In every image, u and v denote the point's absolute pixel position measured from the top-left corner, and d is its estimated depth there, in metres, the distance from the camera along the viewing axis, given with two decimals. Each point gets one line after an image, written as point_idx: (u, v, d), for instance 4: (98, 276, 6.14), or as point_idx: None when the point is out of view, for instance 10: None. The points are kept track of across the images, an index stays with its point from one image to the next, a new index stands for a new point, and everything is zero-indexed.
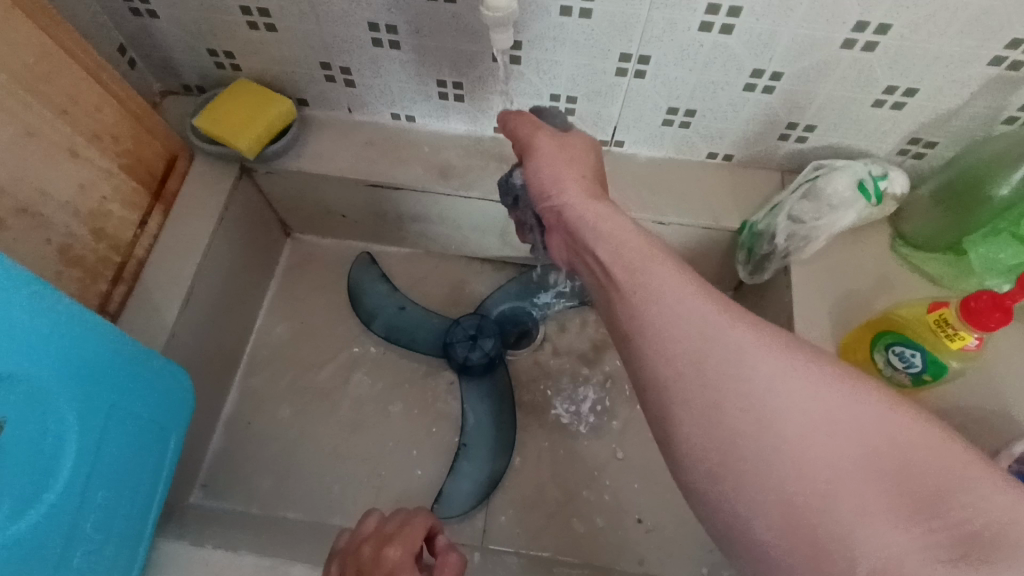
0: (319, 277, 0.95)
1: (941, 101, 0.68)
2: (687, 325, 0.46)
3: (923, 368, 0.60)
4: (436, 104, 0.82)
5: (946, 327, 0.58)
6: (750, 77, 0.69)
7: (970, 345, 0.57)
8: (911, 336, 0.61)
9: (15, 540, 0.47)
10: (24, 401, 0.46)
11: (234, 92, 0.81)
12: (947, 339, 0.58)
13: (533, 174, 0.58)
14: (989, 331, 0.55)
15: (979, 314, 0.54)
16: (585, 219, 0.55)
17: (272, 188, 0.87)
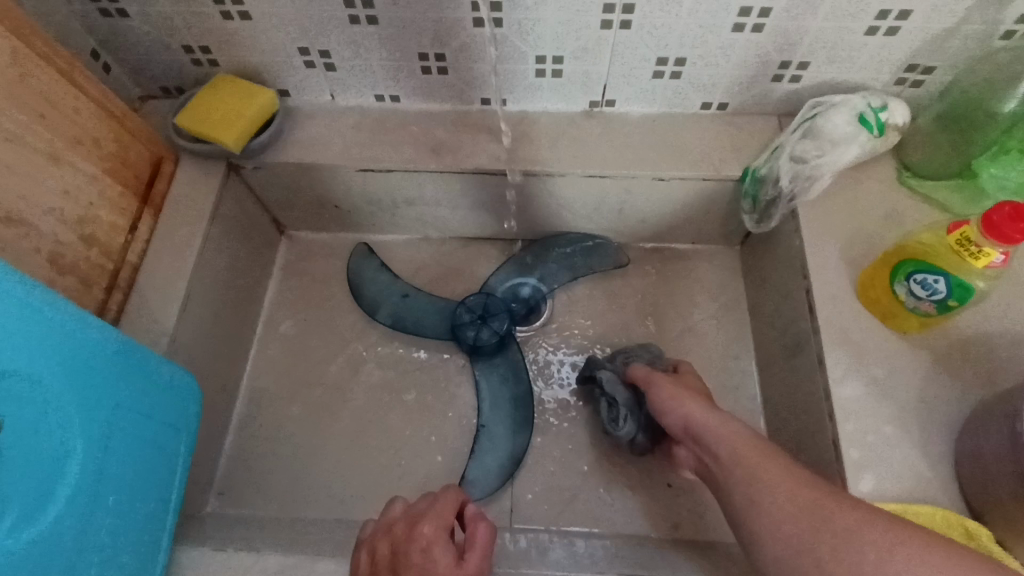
0: (319, 273, 0.93)
1: (935, 22, 0.66)
2: (743, 453, 0.55)
3: (947, 293, 0.58)
4: (421, 80, 0.80)
5: (968, 246, 0.55)
6: (738, 17, 0.67)
7: (996, 262, 0.54)
8: (934, 262, 0.59)
9: (29, 543, 0.46)
10: (26, 398, 0.46)
11: (215, 88, 0.79)
12: (971, 258, 0.55)
13: (654, 388, 0.66)
14: (1014, 244, 0.52)
15: (1000, 226, 0.52)
16: (700, 423, 0.60)
17: (261, 184, 0.86)
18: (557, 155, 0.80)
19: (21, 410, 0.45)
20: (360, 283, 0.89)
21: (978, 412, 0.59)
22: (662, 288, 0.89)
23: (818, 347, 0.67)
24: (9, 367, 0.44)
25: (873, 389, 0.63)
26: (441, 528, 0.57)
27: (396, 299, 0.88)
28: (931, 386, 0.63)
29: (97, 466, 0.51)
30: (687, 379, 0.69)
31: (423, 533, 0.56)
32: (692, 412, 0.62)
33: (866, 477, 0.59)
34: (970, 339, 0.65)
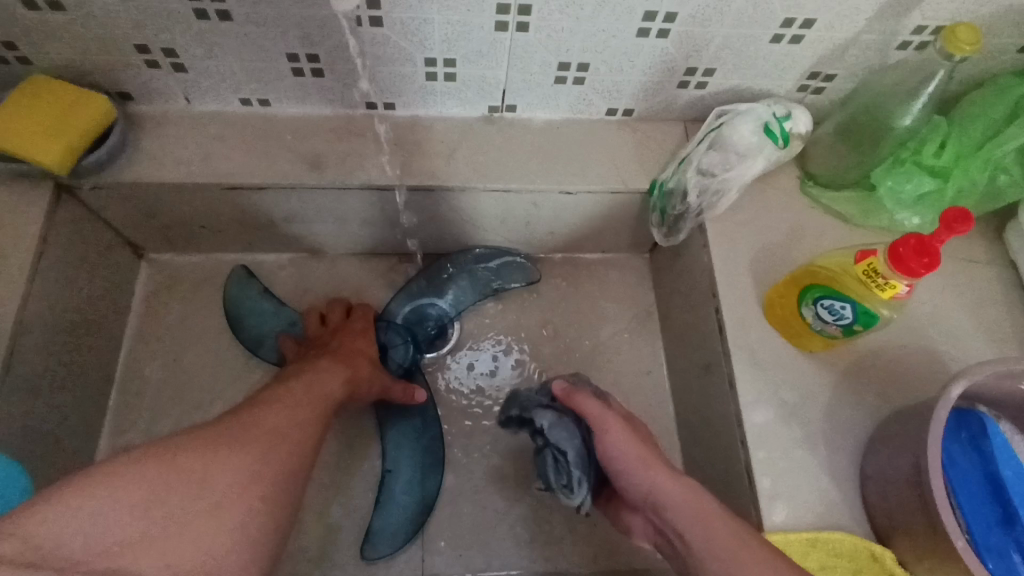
0: (190, 301, 0.82)
1: (837, 31, 0.64)
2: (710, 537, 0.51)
3: (853, 319, 0.57)
4: (293, 82, 0.69)
5: (875, 276, 0.54)
6: (642, 22, 0.62)
7: (901, 293, 0.53)
8: (840, 289, 0.58)
9: None
10: None
11: (27, 93, 0.64)
12: (877, 289, 0.54)
13: (618, 446, 0.59)
14: (918, 278, 0.50)
15: (905, 260, 0.50)
16: (671, 499, 0.54)
17: (105, 206, 0.72)
18: (456, 168, 0.72)
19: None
20: (238, 313, 0.80)
21: (878, 432, 0.60)
22: (574, 302, 0.85)
23: (729, 370, 0.65)
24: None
25: (781, 415, 0.63)
26: (362, 349, 0.71)
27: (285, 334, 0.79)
28: (836, 406, 0.63)
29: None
30: (642, 429, 0.63)
31: (350, 349, 0.70)
32: (654, 479, 0.56)
33: (777, 506, 0.59)
34: (871, 355, 0.65)
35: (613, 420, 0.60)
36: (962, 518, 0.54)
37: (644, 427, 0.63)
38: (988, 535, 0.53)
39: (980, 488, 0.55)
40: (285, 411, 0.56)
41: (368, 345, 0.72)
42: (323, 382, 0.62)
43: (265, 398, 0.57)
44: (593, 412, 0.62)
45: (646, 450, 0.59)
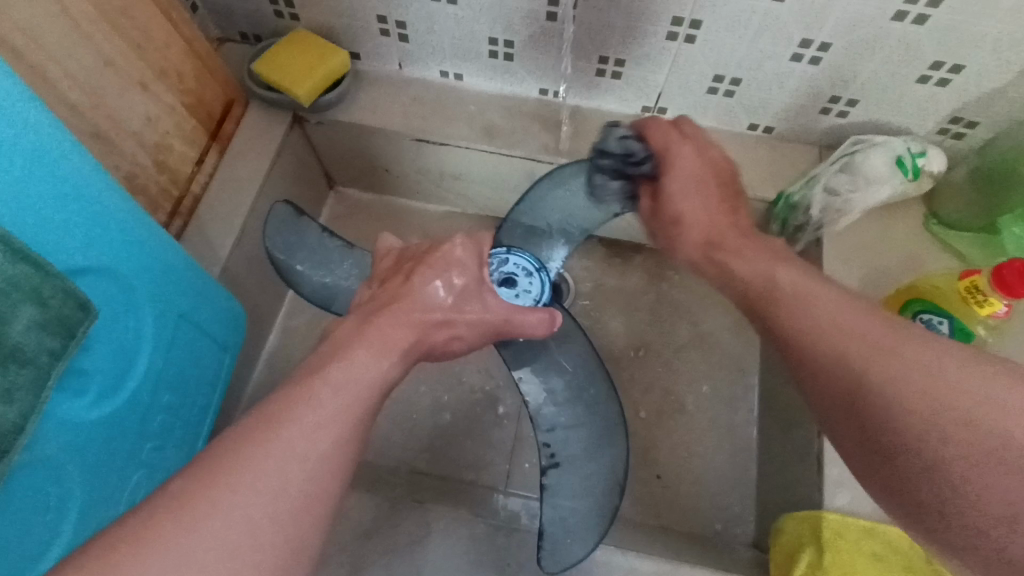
0: (360, 229, 0.99)
1: (985, 81, 0.69)
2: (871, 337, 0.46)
3: (950, 336, 0.62)
4: (486, 62, 0.84)
5: (975, 293, 0.60)
6: (798, 48, 0.70)
7: (999, 312, 0.60)
8: (943, 307, 0.63)
9: (92, 424, 0.50)
10: (103, 286, 0.50)
11: (292, 41, 0.83)
12: (976, 305, 0.60)
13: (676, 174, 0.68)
14: (1017, 297, 0.57)
15: (1010, 282, 0.57)
16: (803, 304, 0.51)
17: (320, 139, 0.91)
18: None
19: (110, 299, 0.51)
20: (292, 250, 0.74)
21: None
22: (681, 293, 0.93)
23: None
24: (98, 263, 0.49)
25: None
26: (436, 296, 0.58)
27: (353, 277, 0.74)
28: None
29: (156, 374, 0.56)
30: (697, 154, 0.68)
31: (420, 292, 0.58)
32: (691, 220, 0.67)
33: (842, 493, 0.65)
34: None
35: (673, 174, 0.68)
36: None
37: (692, 151, 0.68)
38: None
39: None
40: (333, 409, 0.45)
41: (457, 277, 0.60)
42: (382, 356, 0.51)
43: (303, 399, 0.44)
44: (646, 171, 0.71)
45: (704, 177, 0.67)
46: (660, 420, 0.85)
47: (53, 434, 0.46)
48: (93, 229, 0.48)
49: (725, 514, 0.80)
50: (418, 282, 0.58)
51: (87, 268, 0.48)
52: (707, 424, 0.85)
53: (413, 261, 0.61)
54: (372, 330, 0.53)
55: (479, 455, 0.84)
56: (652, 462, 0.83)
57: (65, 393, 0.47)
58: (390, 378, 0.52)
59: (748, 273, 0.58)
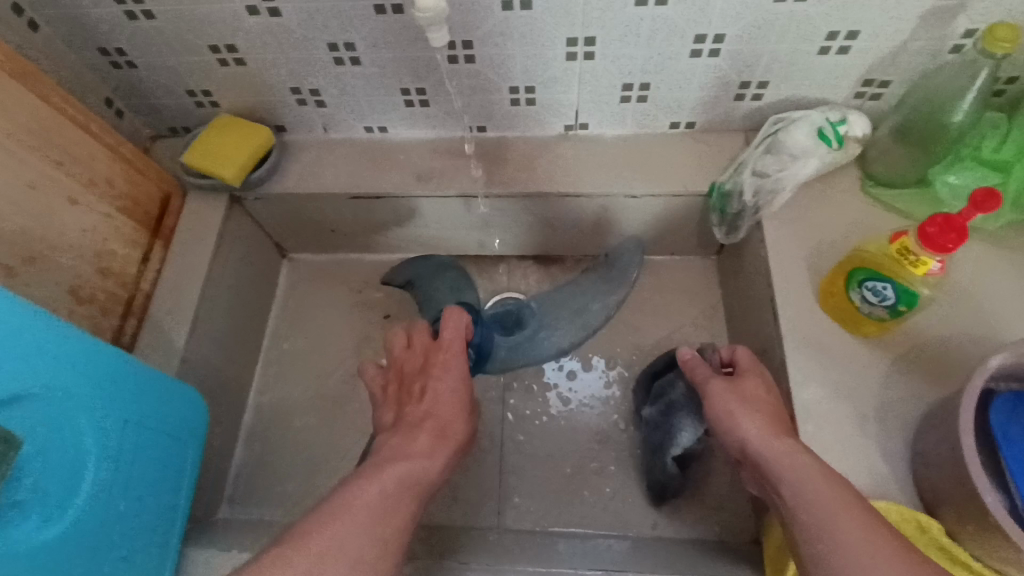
0: (317, 293, 1.00)
1: (883, 41, 0.69)
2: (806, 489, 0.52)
3: (895, 299, 0.63)
4: (405, 112, 0.85)
5: (907, 255, 0.60)
6: (694, 43, 0.71)
7: (934, 269, 0.59)
8: (884, 271, 0.64)
9: (34, 547, 0.52)
10: (35, 411, 0.53)
11: (216, 128, 0.86)
12: (911, 266, 0.60)
13: (711, 403, 0.63)
14: (946, 253, 0.57)
15: (934, 238, 0.57)
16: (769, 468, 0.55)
17: (262, 213, 0.92)
18: (534, 177, 0.84)
19: (40, 417, 0.53)
20: None
21: (932, 413, 0.63)
22: (641, 298, 0.93)
23: (781, 352, 0.70)
24: (20, 389, 0.52)
25: (829, 392, 0.67)
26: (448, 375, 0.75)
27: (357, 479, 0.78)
28: (889, 385, 0.67)
29: (107, 480, 0.58)
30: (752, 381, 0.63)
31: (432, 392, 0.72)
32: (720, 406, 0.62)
33: None
34: (925, 342, 0.68)
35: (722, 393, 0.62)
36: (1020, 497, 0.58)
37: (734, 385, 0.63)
38: None
39: None
40: (384, 492, 0.59)
41: (454, 379, 0.73)
42: (429, 464, 0.65)
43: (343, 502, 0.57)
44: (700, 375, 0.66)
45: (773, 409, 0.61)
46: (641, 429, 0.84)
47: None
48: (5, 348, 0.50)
49: (721, 515, 0.78)
50: (434, 388, 0.72)
51: (9, 398, 0.51)
52: None
53: (420, 378, 0.73)
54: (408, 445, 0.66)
55: (467, 498, 0.83)
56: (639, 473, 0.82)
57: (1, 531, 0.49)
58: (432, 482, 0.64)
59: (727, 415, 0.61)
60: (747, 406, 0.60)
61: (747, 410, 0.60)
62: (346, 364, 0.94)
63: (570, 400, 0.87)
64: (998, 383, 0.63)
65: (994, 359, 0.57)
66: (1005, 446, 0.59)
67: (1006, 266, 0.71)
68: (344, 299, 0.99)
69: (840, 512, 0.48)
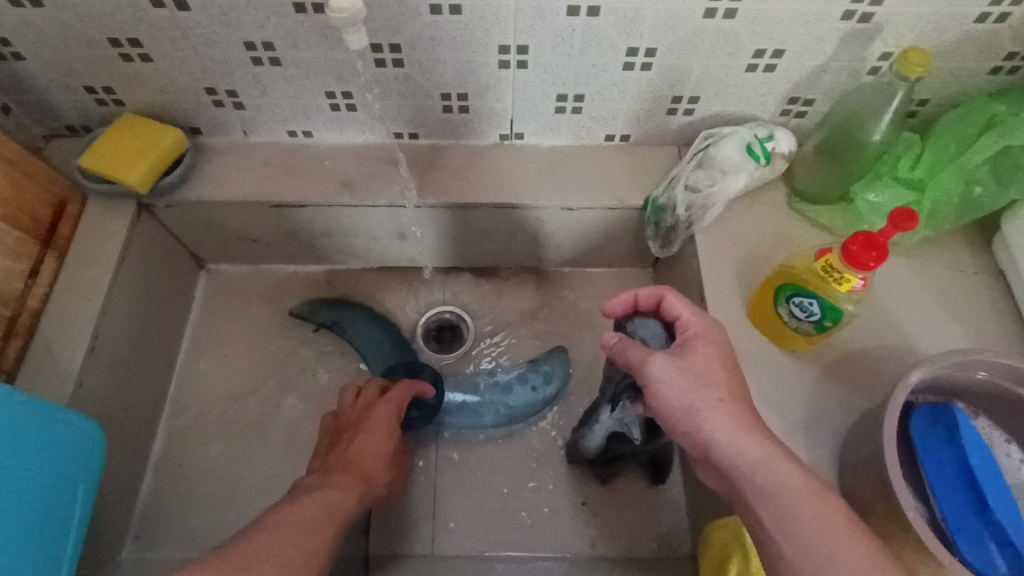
0: (239, 307, 0.93)
1: (806, 61, 0.70)
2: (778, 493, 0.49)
3: (821, 314, 0.64)
4: (330, 116, 0.81)
5: (832, 272, 0.61)
6: (627, 56, 0.70)
7: (857, 287, 0.60)
8: (810, 287, 0.65)
9: None
10: None
11: (119, 128, 0.79)
12: (835, 283, 0.61)
13: (659, 392, 0.55)
14: (868, 271, 0.58)
15: (858, 255, 0.57)
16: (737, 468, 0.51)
17: (174, 221, 0.85)
18: (467, 187, 0.82)
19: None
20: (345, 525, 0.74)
21: (856, 426, 0.64)
22: (578, 310, 0.92)
23: None
24: None
25: (759, 406, 0.67)
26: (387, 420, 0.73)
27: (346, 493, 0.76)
28: (815, 398, 0.68)
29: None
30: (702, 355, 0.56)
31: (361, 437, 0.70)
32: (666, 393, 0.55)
33: None
34: (850, 355, 0.70)
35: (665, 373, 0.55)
36: (937, 505, 0.60)
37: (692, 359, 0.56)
38: (968, 529, 0.59)
39: (952, 480, 0.60)
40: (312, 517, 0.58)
41: (379, 444, 0.70)
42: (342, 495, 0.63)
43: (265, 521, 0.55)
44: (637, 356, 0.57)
45: (726, 381, 0.55)
46: None
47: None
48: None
49: (659, 530, 0.78)
50: (361, 445, 0.70)
51: None
52: None
53: (351, 429, 0.72)
54: (335, 481, 0.65)
55: (399, 524, 0.79)
56: (575, 489, 0.80)
57: None
58: (354, 513, 0.63)
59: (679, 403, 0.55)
60: (701, 394, 0.54)
61: (705, 398, 0.53)
62: (271, 382, 0.89)
63: None
64: (917, 396, 0.66)
65: (913, 374, 0.58)
66: (923, 457, 0.62)
67: (922, 280, 0.74)
68: (269, 313, 0.93)
69: (804, 513, 0.48)
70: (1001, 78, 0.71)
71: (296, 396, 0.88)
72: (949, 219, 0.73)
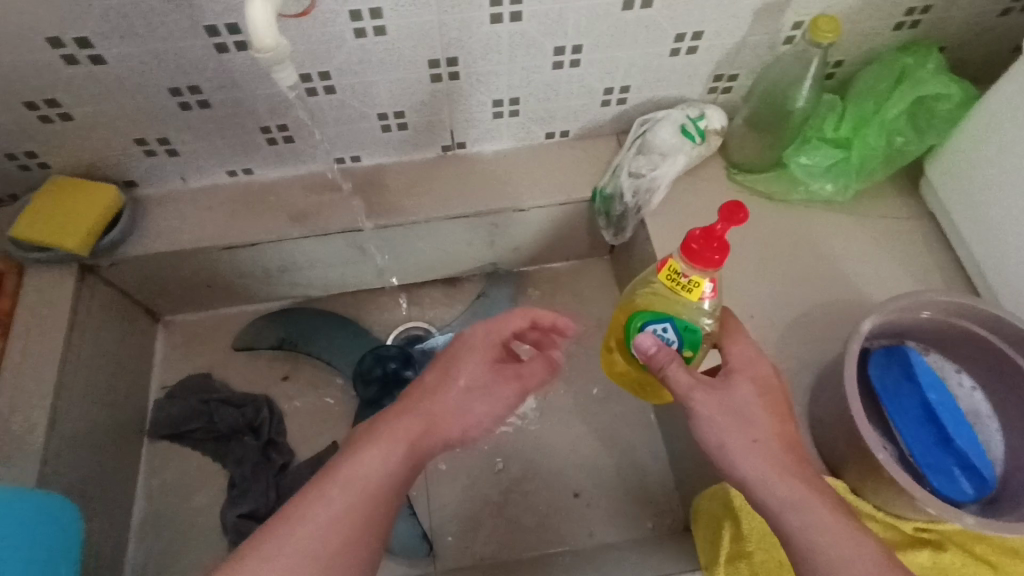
0: (204, 355, 0.91)
1: (725, 39, 0.73)
2: (804, 523, 0.49)
3: (678, 339, 0.59)
4: (269, 151, 0.80)
5: (677, 279, 0.57)
6: (555, 56, 0.72)
7: (706, 292, 0.57)
8: (661, 311, 0.60)
9: None
10: None
11: (49, 192, 0.76)
12: (684, 290, 0.57)
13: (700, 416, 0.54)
14: (713, 267, 0.55)
15: (700, 251, 0.54)
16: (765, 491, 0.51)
17: (122, 278, 0.83)
18: (415, 203, 0.82)
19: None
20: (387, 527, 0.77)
21: (820, 379, 0.67)
22: (545, 308, 0.93)
23: None
24: None
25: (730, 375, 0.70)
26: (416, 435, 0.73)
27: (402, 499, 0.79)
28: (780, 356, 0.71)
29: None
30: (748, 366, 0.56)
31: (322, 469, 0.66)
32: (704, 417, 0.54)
33: None
34: (808, 310, 0.73)
35: (701, 393, 0.54)
36: (905, 444, 0.63)
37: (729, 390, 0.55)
38: (935, 462, 0.62)
39: (916, 416, 0.64)
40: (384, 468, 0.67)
41: None
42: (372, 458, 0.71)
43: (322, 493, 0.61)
44: (682, 385, 0.55)
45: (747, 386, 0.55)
46: (565, 439, 0.84)
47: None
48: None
49: (653, 509, 0.80)
50: None
51: None
52: (608, 423, 0.85)
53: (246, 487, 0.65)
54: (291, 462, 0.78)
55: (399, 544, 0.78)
56: (567, 481, 0.82)
57: None
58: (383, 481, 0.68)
59: (732, 420, 0.53)
60: (745, 414, 0.53)
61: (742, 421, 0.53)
62: None
63: None
64: (870, 341, 0.69)
65: (867, 322, 0.62)
66: (886, 402, 0.65)
67: (862, 229, 0.78)
68: (235, 357, 0.91)
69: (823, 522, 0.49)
70: (905, 33, 0.75)
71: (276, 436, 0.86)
72: (879, 171, 0.77)
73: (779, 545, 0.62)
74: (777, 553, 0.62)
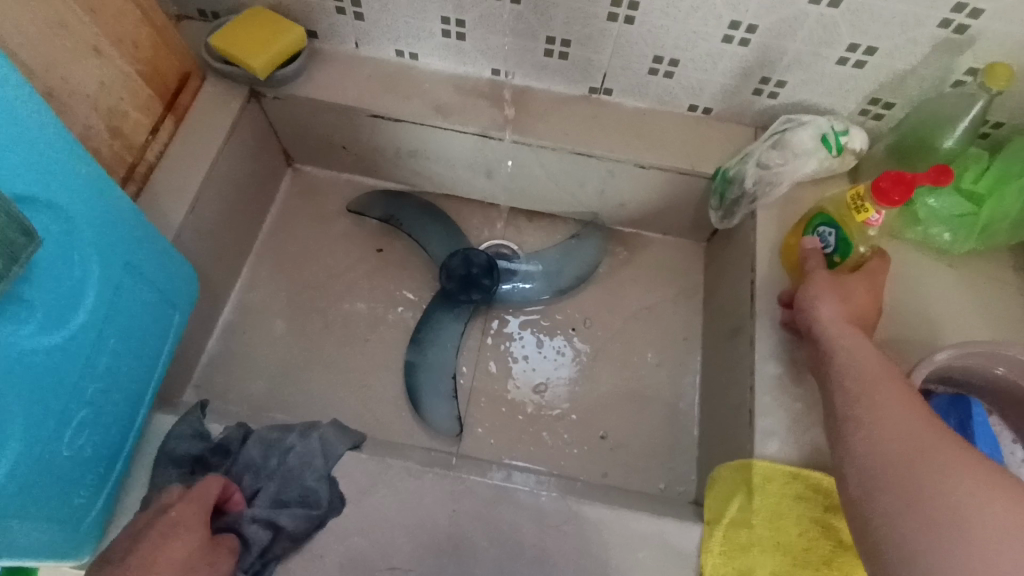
0: (316, 207, 1.01)
1: (896, 62, 0.75)
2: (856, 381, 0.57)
3: (834, 246, 0.70)
4: (439, 42, 0.87)
5: (857, 202, 0.67)
6: (728, 29, 0.75)
7: (872, 220, 0.66)
8: (835, 217, 0.71)
9: (40, 354, 0.52)
10: (58, 235, 0.53)
11: (248, 17, 0.85)
12: (855, 211, 0.67)
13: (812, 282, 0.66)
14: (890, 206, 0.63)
15: (886, 189, 0.63)
16: (835, 338, 0.61)
17: (278, 114, 0.92)
18: (550, 129, 0.87)
19: (59, 239, 0.53)
20: (427, 402, 0.84)
21: None
22: (628, 269, 0.97)
23: (754, 329, 0.76)
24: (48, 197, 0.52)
25: (790, 371, 0.72)
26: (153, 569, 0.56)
27: (448, 383, 0.85)
28: None
29: (91, 341, 0.58)
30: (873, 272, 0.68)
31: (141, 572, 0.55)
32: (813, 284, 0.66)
33: (770, 441, 0.68)
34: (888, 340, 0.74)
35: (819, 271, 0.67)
36: None
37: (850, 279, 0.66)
38: None
39: None
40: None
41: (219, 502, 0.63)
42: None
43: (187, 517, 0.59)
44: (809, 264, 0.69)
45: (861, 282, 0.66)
46: (608, 386, 0.88)
47: (3, 359, 0.49)
48: (16, 147, 0.48)
49: (670, 475, 0.83)
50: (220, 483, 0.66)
51: (43, 202, 0.51)
52: (652, 387, 0.89)
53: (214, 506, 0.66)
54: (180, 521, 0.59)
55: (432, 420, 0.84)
56: (598, 423, 0.86)
57: (11, 320, 0.49)
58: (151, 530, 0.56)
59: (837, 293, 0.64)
60: (848, 292, 0.65)
61: (843, 294, 0.65)
62: (336, 279, 0.95)
63: (542, 346, 0.91)
64: (937, 385, 0.70)
65: (939, 353, 0.63)
66: None
67: (964, 285, 0.78)
68: (342, 217, 1.00)
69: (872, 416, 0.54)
70: None
71: (356, 294, 0.94)
72: (1001, 236, 0.77)
73: (783, 528, 0.64)
74: (778, 534, 0.64)
